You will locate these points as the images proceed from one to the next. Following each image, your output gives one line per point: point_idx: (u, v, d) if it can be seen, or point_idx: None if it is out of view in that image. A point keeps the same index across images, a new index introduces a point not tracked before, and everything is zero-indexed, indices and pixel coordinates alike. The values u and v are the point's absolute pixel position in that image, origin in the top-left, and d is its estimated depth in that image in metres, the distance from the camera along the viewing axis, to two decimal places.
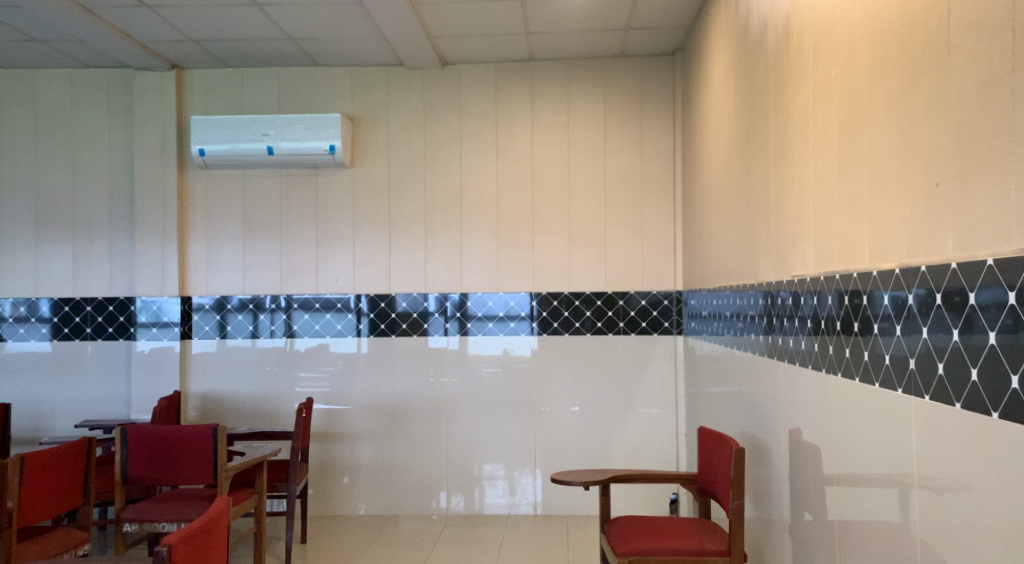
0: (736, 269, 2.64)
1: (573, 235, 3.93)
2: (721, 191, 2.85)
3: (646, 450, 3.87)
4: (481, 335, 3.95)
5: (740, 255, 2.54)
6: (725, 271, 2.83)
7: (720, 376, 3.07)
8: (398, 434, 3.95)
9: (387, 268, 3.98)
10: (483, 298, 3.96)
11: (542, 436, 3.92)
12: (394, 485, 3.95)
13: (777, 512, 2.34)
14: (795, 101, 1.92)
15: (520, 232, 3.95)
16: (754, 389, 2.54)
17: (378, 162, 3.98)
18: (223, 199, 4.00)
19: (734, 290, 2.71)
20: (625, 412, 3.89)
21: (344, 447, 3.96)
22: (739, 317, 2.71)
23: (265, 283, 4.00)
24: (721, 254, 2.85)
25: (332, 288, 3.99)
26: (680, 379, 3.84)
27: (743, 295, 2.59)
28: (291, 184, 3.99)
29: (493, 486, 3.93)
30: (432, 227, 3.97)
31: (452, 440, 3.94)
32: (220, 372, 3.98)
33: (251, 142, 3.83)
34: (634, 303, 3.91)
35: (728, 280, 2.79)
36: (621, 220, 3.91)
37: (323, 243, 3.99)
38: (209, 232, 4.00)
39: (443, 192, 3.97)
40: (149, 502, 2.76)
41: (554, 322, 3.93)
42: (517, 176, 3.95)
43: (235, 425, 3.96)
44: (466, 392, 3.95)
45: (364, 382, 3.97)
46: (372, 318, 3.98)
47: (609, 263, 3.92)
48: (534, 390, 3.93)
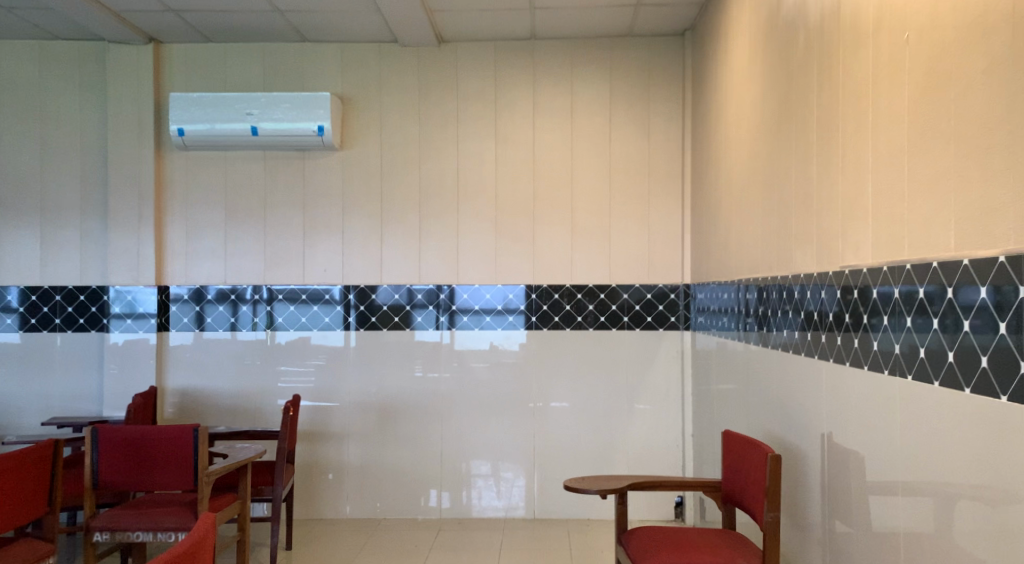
0: (761, 261, 2.46)
1: (575, 225, 3.74)
2: (742, 177, 2.67)
3: (650, 451, 3.70)
4: (476, 330, 3.75)
5: (768, 245, 2.37)
6: (745, 262, 2.66)
7: (733, 375, 2.89)
8: (389, 433, 3.74)
9: (379, 258, 3.76)
10: (480, 290, 3.75)
11: (541, 437, 3.73)
12: (384, 486, 3.74)
13: (806, 521, 2.17)
14: (848, 73, 1.74)
15: (519, 221, 3.74)
16: (777, 390, 2.37)
17: (370, 145, 3.76)
18: (203, 183, 3.75)
19: (756, 283, 2.53)
20: (628, 410, 3.71)
21: (330, 446, 3.75)
22: (759, 312, 2.53)
23: (247, 273, 3.76)
24: (743, 244, 2.67)
25: (319, 279, 3.76)
26: (687, 377, 3.66)
27: (767, 288, 2.41)
28: (276, 168, 3.75)
29: (488, 488, 3.73)
30: (426, 214, 3.76)
31: (446, 440, 3.74)
32: (198, 367, 3.75)
33: (234, 122, 3.59)
34: (639, 297, 3.73)
35: (749, 273, 2.61)
36: (627, 210, 3.72)
37: (310, 231, 3.76)
38: (188, 218, 3.76)
39: (439, 178, 3.75)
40: (122, 508, 2.53)
41: (554, 316, 3.74)
42: (517, 162, 3.74)
43: (215, 423, 3.73)
44: (461, 389, 3.75)
45: (353, 378, 3.75)
46: (362, 310, 3.76)
47: (613, 254, 3.73)
48: (533, 388, 3.74)
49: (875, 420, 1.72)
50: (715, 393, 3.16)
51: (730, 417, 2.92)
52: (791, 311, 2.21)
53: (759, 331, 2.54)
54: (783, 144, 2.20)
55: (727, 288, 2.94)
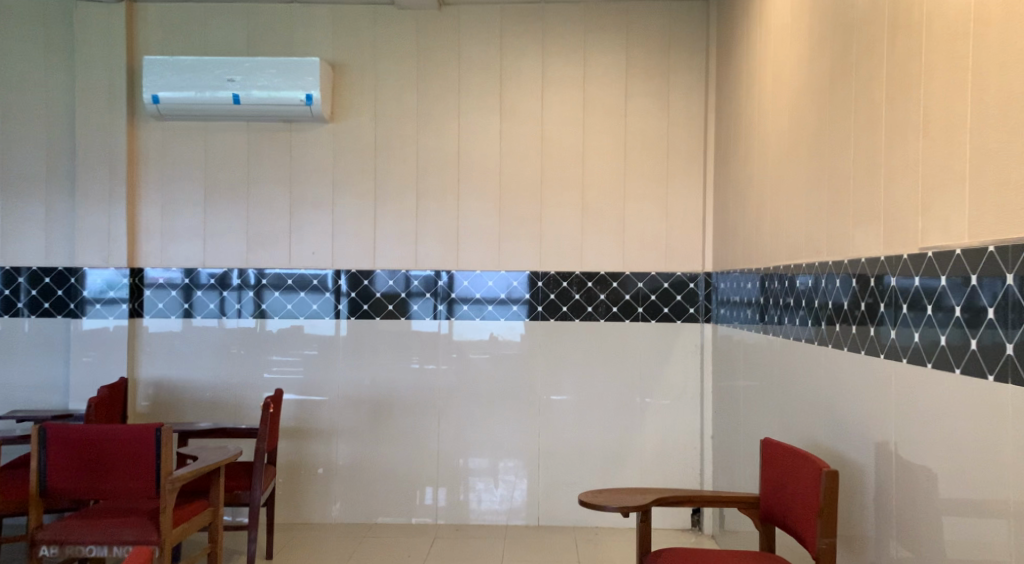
0: (806, 245, 2.15)
1: (586, 207, 3.43)
2: (781, 151, 2.37)
3: (666, 453, 3.41)
4: (477, 320, 3.45)
5: (815, 226, 2.07)
6: (784, 247, 2.35)
7: (763, 373, 2.60)
8: (381, 431, 3.45)
9: (372, 241, 3.45)
10: (482, 277, 3.45)
11: (546, 437, 3.43)
12: (375, 488, 3.45)
13: (858, 544, 1.88)
14: (938, 11, 1.43)
15: (525, 202, 3.44)
16: (824, 393, 2.07)
17: (363, 117, 3.44)
18: (181, 156, 3.44)
19: (799, 270, 2.22)
20: (642, 409, 3.42)
21: (317, 445, 3.45)
22: (801, 304, 2.22)
23: (229, 255, 3.45)
24: (782, 227, 2.36)
25: (306, 263, 3.46)
26: (706, 373, 3.37)
27: (814, 276, 2.10)
28: (261, 140, 3.44)
29: (489, 492, 3.44)
30: (424, 194, 3.45)
31: (444, 439, 3.44)
32: (175, 357, 3.44)
33: (213, 89, 3.27)
34: (655, 286, 3.43)
35: (789, 259, 2.30)
36: (643, 191, 3.42)
37: (298, 210, 3.45)
38: (164, 195, 3.44)
39: (439, 154, 3.45)
40: (74, 517, 2.23)
41: (562, 306, 3.44)
42: (524, 138, 3.43)
43: (192, 419, 3.43)
44: (460, 384, 3.45)
45: (343, 371, 3.45)
46: (354, 297, 3.46)
47: (628, 239, 3.43)
48: (539, 384, 3.44)
49: (966, 434, 1.42)
50: (741, 392, 2.87)
51: (760, 420, 2.63)
52: (848, 302, 1.89)
53: (801, 325, 2.23)
54: (841, 108, 1.89)
55: (758, 278, 2.63)
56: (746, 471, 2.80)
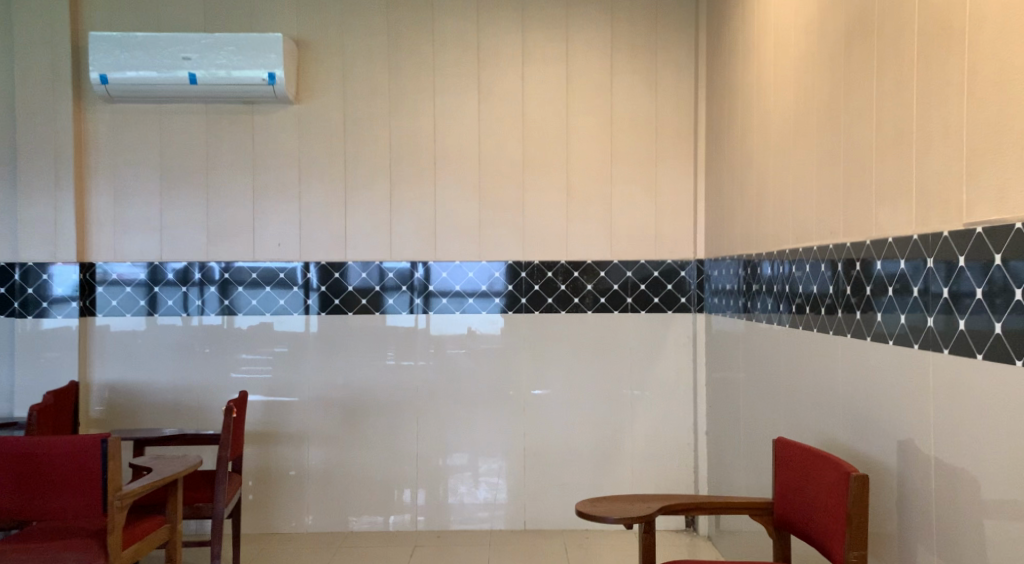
0: (819, 227, 1.98)
1: (571, 192, 3.24)
2: (786, 127, 2.20)
3: (657, 450, 3.24)
4: (457, 313, 3.24)
5: (830, 206, 1.90)
6: (791, 231, 2.19)
7: (765, 365, 2.43)
8: (356, 433, 3.23)
9: (343, 231, 3.23)
10: (461, 268, 3.24)
11: (531, 436, 3.25)
12: (350, 494, 3.24)
13: (880, 553, 1.72)
14: None
15: (506, 188, 3.24)
16: (841, 386, 1.90)
17: (331, 98, 3.21)
18: (134, 141, 3.18)
19: (810, 255, 2.05)
20: (632, 405, 3.25)
21: (287, 449, 3.23)
22: (813, 290, 2.05)
23: (188, 248, 3.21)
24: (789, 208, 2.19)
25: (272, 255, 3.22)
26: (699, 366, 3.20)
27: (830, 260, 1.93)
28: (221, 124, 3.20)
29: (472, 496, 3.25)
30: (398, 180, 3.23)
31: (423, 441, 3.24)
32: (131, 359, 3.19)
33: (167, 67, 3.01)
34: (645, 275, 3.25)
35: (798, 242, 2.13)
36: (630, 175, 3.24)
37: (262, 199, 3.21)
38: (115, 183, 3.18)
39: (414, 136, 3.23)
40: (11, 541, 1.99)
41: (547, 298, 3.25)
42: (504, 119, 3.23)
43: (151, 424, 3.18)
44: (441, 382, 3.24)
45: (314, 370, 3.23)
46: (325, 292, 3.23)
47: (615, 225, 3.25)
48: (523, 380, 3.25)
49: (1022, 435, 1.25)
50: (739, 386, 2.70)
51: (762, 415, 2.47)
52: (873, 287, 1.73)
53: (813, 313, 2.07)
54: (862, 74, 1.72)
55: (761, 264, 2.46)
56: (746, 469, 2.64)
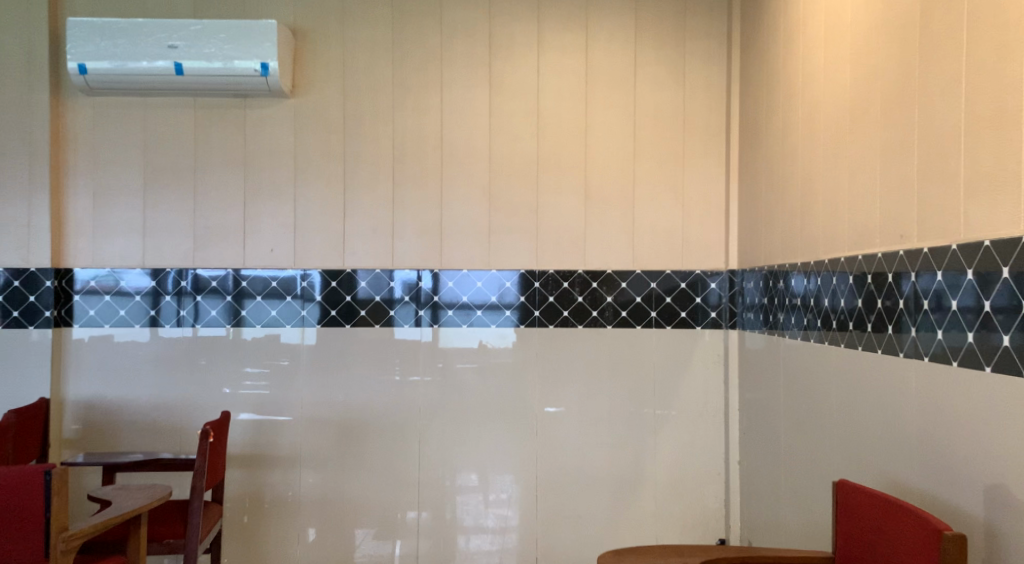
0: (886, 231, 1.68)
1: (590, 196, 2.96)
2: (843, 116, 1.91)
3: (684, 479, 2.94)
4: (464, 327, 2.96)
5: (900, 204, 1.62)
6: (847, 236, 1.88)
7: (814, 389, 2.13)
8: (353, 457, 2.95)
9: (341, 236, 2.97)
10: (469, 278, 2.97)
11: (545, 462, 2.95)
12: (346, 524, 2.95)
13: None
14: None
15: (519, 189, 2.96)
16: (915, 419, 1.60)
17: (330, 92, 2.96)
18: (116, 137, 2.93)
19: (873, 265, 1.75)
20: (656, 429, 2.95)
21: (278, 474, 2.95)
22: (878, 306, 1.76)
23: (172, 254, 2.95)
24: (844, 209, 1.90)
25: (264, 262, 2.96)
26: (731, 387, 2.90)
27: (898, 271, 1.64)
28: (210, 119, 2.95)
29: (480, 527, 2.96)
30: (401, 181, 2.97)
31: (426, 466, 2.95)
32: (109, 374, 2.93)
33: (150, 57, 2.76)
34: (671, 287, 2.96)
35: (858, 250, 1.83)
36: (655, 177, 2.96)
37: (254, 201, 2.96)
38: (95, 183, 2.93)
39: (419, 133, 2.97)
40: None
41: (563, 311, 2.96)
42: (518, 114, 2.96)
43: (129, 445, 2.91)
44: (446, 402, 2.96)
45: (308, 389, 2.96)
46: (321, 302, 2.97)
47: (638, 232, 2.96)
48: (537, 401, 2.95)
49: None
50: (781, 412, 2.40)
51: (811, 446, 2.16)
52: (960, 303, 1.43)
53: (876, 332, 1.76)
54: (952, 43, 1.43)
55: (807, 275, 2.16)
56: (791, 506, 2.33)
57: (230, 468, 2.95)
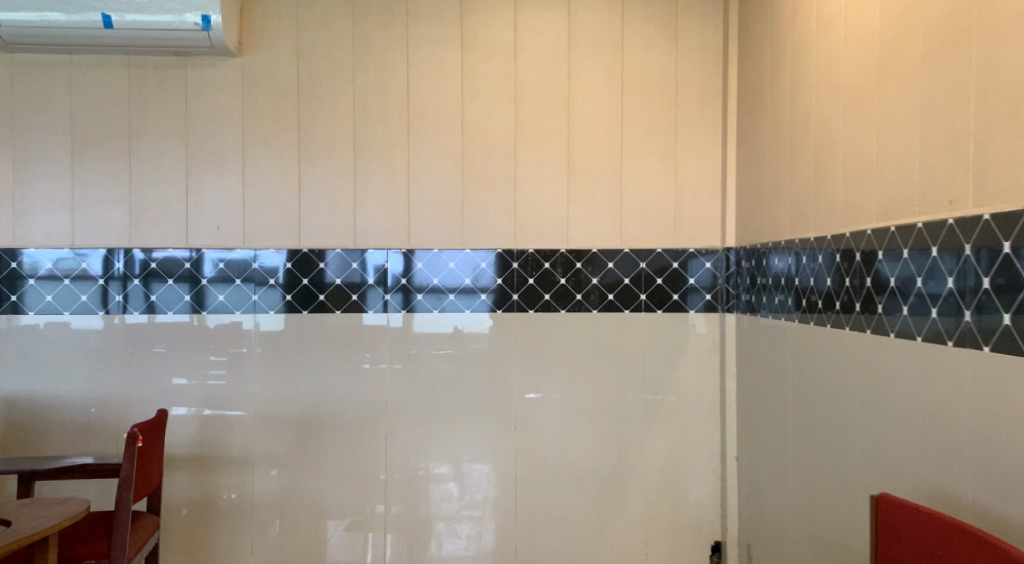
0: (950, 196, 1.44)
1: (573, 167, 2.68)
2: (880, 66, 1.65)
3: (676, 477, 2.70)
4: (435, 312, 2.68)
5: (964, 166, 1.40)
6: (882, 204, 1.64)
7: (831, 381, 1.88)
8: (313, 458, 2.67)
9: (296, 212, 2.66)
10: (440, 258, 2.68)
11: (525, 460, 2.69)
12: (305, 531, 2.67)
13: None
14: None
15: (494, 159, 2.67)
16: (977, 417, 1.38)
17: (282, 51, 2.64)
18: (37, 99, 2.59)
19: (925, 236, 1.51)
20: (647, 423, 2.69)
21: (228, 478, 2.66)
22: (922, 286, 1.52)
23: (105, 232, 2.63)
24: (879, 173, 1.65)
25: (210, 242, 2.65)
26: (729, 377, 2.66)
27: (954, 247, 1.43)
28: (146, 79, 2.62)
29: (453, 532, 2.69)
30: (363, 151, 2.66)
31: (394, 467, 2.68)
32: (34, 367, 2.61)
33: (73, 8, 2.40)
34: (662, 267, 2.70)
35: (899, 219, 1.58)
36: (644, 145, 2.68)
37: (198, 173, 2.64)
38: (13, 151, 2.59)
39: (383, 96, 2.66)
40: None
41: (544, 294, 2.69)
42: (492, 77, 2.67)
43: (59, 446, 2.60)
44: (415, 396, 2.68)
45: (261, 383, 2.66)
46: (275, 286, 2.66)
47: (626, 207, 2.69)
48: (516, 394, 2.68)
49: None
50: (788, 405, 2.16)
51: (826, 445, 1.92)
52: None
53: (925, 315, 1.52)
54: None
55: (826, 253, 1.90)
56: (800, 510, 2.09)
57: (174, 471, 2.65)
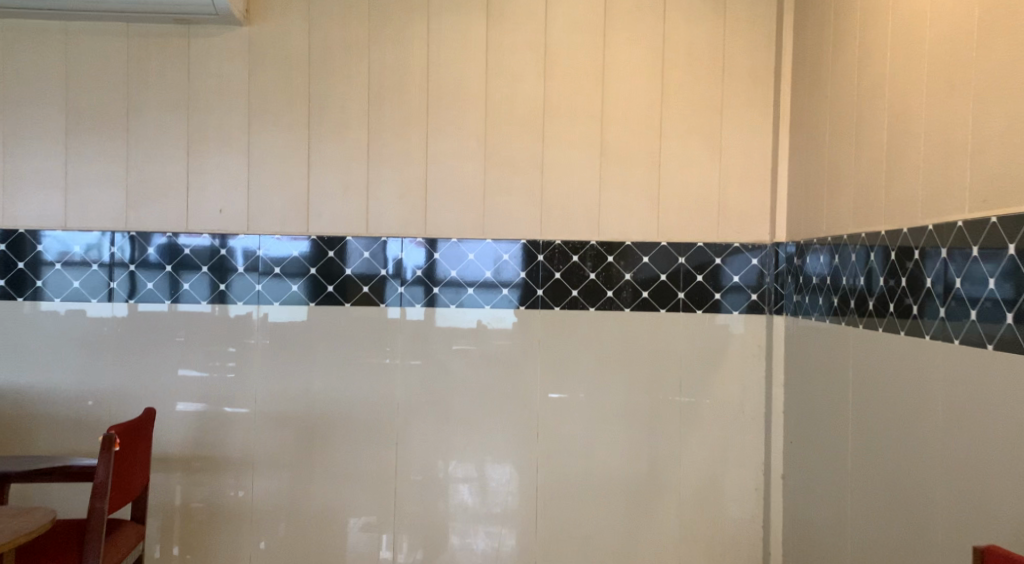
0: None
1: (607, 150, 2.44)
2: (981, 27, 1.39)
3: (714, 495, 2.45)
4: (452, 307, 2.46)
5: None
6: (981, 190, 1.38)
7: (907, 397, 1.63)
8: (318, 461, 2.47)
9: (305, 196, 2.46)
10: (459, 248, 2.46)
11: (548, 470, 2.46)
12: (309, 541, 2.47)
13: None
14: None
15: (520, 141, 2.44)
16: None
17: (293, 20, 2.43)
18: (31, 69, 2.42)
19: None
20: (683, 435, 2.45)
21: (228, 481, 2.46)
22: None
23: (99, 213, 2.44)
24: (977, 153, 1.39)
25: (212, 226, 2.46)
26: (775, 386, 2.40)
27: None
28: (146, 49, 2.43)
29: (468, 546, 2.47)
30: (378, 130, 2.45)
31: (405, 474, 2.46)
32: (23, 356, 2.44)
33: None
34: (703, 263, 2.45)
35: (1005, 209, 1.32)
36: (686, 128, 2.43)
37: (201, 151, 2.44)
38: (3, 124, 2.42)
39: (400, 70, 2.44)
40: None
41: (572, 290, 2.45)
42: (520, 50, 2.43)
43: (48, 442, 2.43)
44: (429, 397, 2.46)
45: (264, 379, 2.46)
46: (280, 275, 2.46)
47: (665, 196, 2.44)
48: (538, 399, 2.45)
49: None
50: (849, 422, 1.90)
51: (898, 472, 1.66)
52: None
53: None
54: None
55: (902, 249, 1.64)
56: (860, 542, 1.84)
57: (169, 472, 2.46)
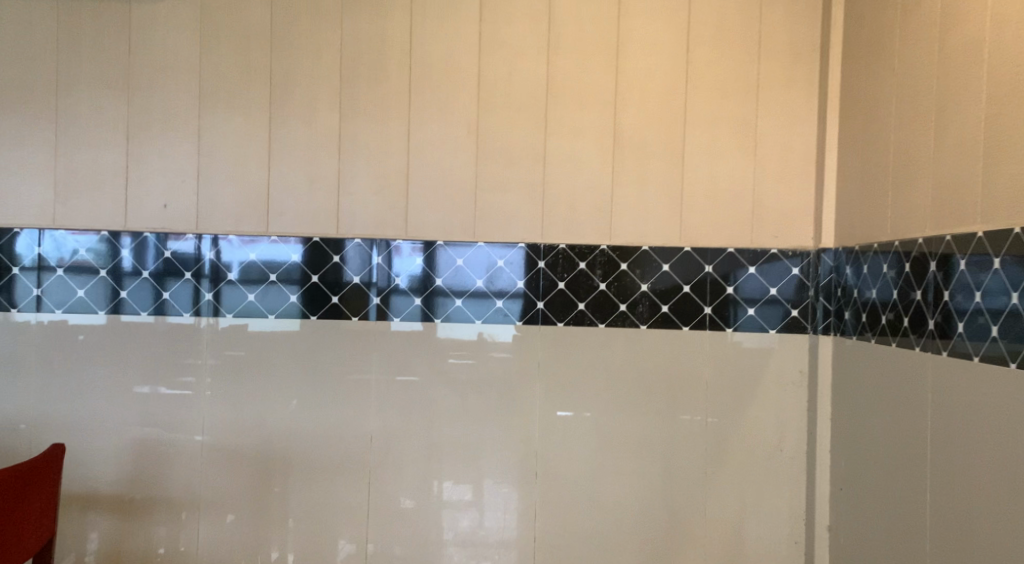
0: None
1: (621, 138, 2.07)
2: None
3: (745, 548, 2.06)
4: (436, 322, 2.08)
5: None
6: None
7: None
8: (276, 502, 2.09)
9: (265, 189, 2.09)
10: (447, 252, 2.08)
11: (548, 516, 2.08)
12: None
13: None
14: None
15: (519, 127, 2.07)
16: None
17: None
18: None
19: None
20: (709, 476, 2.06)
21: (169, 523, 2.09)
22: None
23: (23, 207, 2.08)
24: None
25: (155, 223, 2.09)
26: (821, 420, 2.02)
27: None
28: (81, 15, 2.07)
29: None
30: (351, 113, 2.08)
31: (379, 517, 2.08)
32: None
33: None
34: (734, 272, 2.07)
35: None
36: (715, 112, 2.06)
37: (143, 135, 2.08)
38: None
39: (379, 43, 2.08)
40: None
41: (579, 302, 2.08)
42: (520, 20, 2.07)
43: None
44: (409, 427, 2.08)
45: (214, 404, 2.09)
46: (234, 282, 2.09)
47: (689, 192, 2.07)
48: (538, 432, 2.07)
49: None
50: (927, 472, 1.52)
51: (1015, 543, 1.29)
52: None
53: None
54: None
55: (1017, 255, 1.30)
56: None
57: (100, 511, 2.09)
